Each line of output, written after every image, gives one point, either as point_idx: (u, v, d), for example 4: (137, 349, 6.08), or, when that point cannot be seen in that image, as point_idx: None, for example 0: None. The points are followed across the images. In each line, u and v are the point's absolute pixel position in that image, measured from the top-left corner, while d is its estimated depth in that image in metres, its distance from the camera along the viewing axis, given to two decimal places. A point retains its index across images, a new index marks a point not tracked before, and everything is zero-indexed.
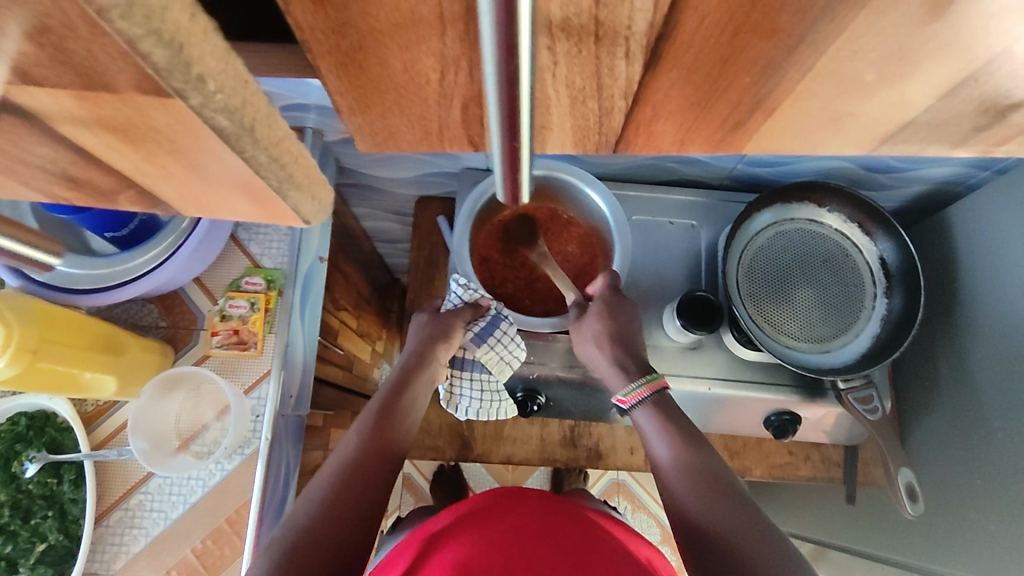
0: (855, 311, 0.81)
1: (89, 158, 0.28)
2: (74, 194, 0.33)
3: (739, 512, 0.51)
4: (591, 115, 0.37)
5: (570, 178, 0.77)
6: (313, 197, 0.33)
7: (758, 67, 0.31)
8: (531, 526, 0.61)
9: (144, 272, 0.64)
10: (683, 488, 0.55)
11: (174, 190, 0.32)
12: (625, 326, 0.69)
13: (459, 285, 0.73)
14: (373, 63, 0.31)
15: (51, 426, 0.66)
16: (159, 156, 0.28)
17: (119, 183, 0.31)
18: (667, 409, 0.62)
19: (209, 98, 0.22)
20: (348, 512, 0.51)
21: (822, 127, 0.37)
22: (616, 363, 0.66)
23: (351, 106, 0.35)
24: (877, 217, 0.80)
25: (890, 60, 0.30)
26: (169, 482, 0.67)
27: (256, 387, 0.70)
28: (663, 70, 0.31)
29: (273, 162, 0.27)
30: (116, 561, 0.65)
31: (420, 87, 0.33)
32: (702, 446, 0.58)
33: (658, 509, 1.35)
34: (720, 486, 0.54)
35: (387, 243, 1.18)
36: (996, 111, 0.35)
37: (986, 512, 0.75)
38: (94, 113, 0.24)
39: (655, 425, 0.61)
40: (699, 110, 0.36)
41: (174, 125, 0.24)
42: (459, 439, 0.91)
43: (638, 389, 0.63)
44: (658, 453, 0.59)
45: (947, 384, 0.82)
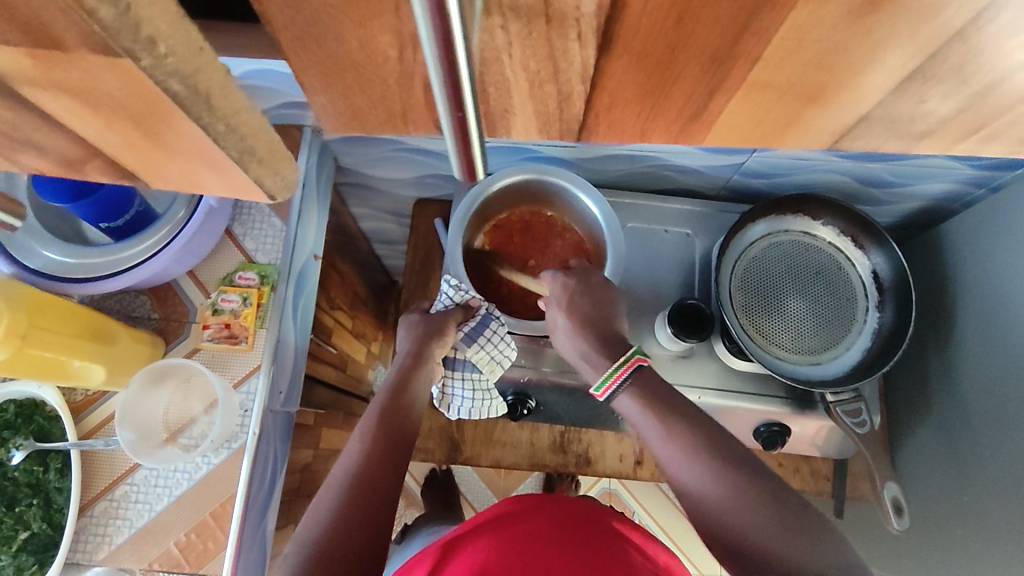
0: (847, 324, 0.81)
1: (51, 121, 0.29)
2: (46, 163, 0.33)
3: (794, 530, 0.48)
4: (550, 101, 0.36)
5: (562, 182, 0.76)
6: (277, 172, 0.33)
7: (708, 54, 0.31)
8: (547, 529, 0.61)
9: (137, 262, 0.65)
10: (732, 517, 0.49)
11: (144, 161, 0.33)
12: (588, 309, 0.65)
13: (450, 286, 0.73)
14: (331, 39, 0.31)
15: (39, 414, 0.67)
16: (121, 123, 0.28)
17: (88, 151, 0.32)
18: (649, 385, 0.57)
19: (160, 60, 0.23)
20: (359, 521, 0.52)
21: (789, 123, 0.38)
22: (583, 352, 0.63)
23: (315, 82, 0.35)
24: (870, 230, 0.80)
25: (835, 51, 0.30)
26: (154, 473, 0.67)
27: (246, 381, 0.71)
28: (613, 57, 0.32)
29: (231, 132, 0.29)
30: (98, 552, 0.65)
31: (379, 66, 0.33)
32: (733, 457, 0.52)
33: (651, 521, 1.34)
34: (768, 506, 0.49)
35: (385, 244, 1.18)
36: (953, 105, 0.36)
37: (972, 524, 0.75)
38: (50, 74, 0.25)
39: (668, 446, 0.53)
40: (651, 101, 0.36)
41: (127, 90, 0.25)
42: (448, 441, 0.91)
43: (616, 372, 0.58)
44: (684, 480, 0.52)
45: (937, 400, 0.82)
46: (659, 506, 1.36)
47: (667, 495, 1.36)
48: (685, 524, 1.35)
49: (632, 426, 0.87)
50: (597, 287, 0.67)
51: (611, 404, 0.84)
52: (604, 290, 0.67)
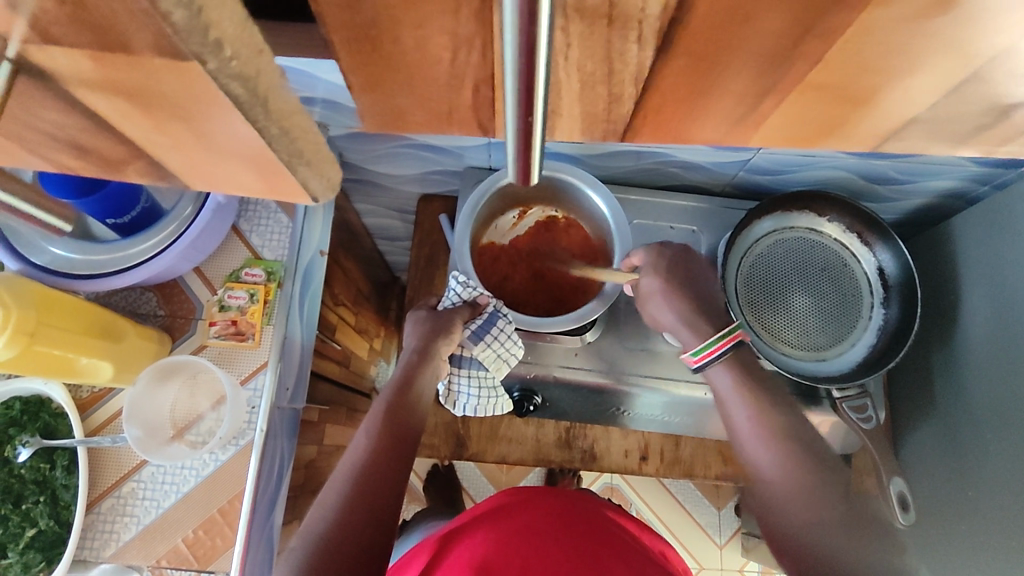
0: (853, 321, 0.82)
1: (99, 124, 0.28)
2: (81, 163, 0.33)
3: (847, 524, 0.51)
4: (599, 102, 0.36)
5: (571, 178, 0.76)
6: (320, 175, 0.33)
7: (766, 55, 0.31)
8: (546, 524, 0.60)
9: (145, 259, 0.65)
10: (792, 497, 0.53)
11: (182, 161, 0.32)
12: (688, 281, 0.66)
13: (458, 283, 0.73)
14: (385, 40, 0.31)
15: (45, 412, 0.66)
16: (169, 124, 0.28)
17: (128, 152, 0.31)
18: (747, 370, 0.62)
19: (224, 64, 0.23)
20: (366, 516, 0.52)
21: (832, 125, 0.37)
22: (682, 318, 0.65)
23: (359, 83, 0.35)
24: (875, 227, 0.80)
25: (891, 53, 0.30)
26: (162, 470, 0.67)
27: (253, 377, 0.70)
28: (670, 58, 0.31)
29: (284, 135, 0.28)
30: (106, 549, 0.65)
31: (429, 67, 0.33)
32: (808, 449, 0.56)
33: (651, 516, 1.35)
34: (828, 496, 0.53)
35: (388, 240, 1.18)
36: (995, 107, 0.36)
37: (979, 521, 0.76)
38: (109, 76, 0.25)
39: (750, 423, 0.58)
40: (699, 101, 0.36)
41: (185, 90, 0.24)
42: (454, 437, 0.91)
43: (711, 347, 0.61)
44: (756, 456, 0.57)
45: (942, 398, 0.82)
46: (660, 501, 1.36)
47: (667, 491, 1.37)
48: (685, 519, 1.36)
49: (633, 419, 0.87)
50: (691, 258, 0.68)
51: (616, 400, 0.84)
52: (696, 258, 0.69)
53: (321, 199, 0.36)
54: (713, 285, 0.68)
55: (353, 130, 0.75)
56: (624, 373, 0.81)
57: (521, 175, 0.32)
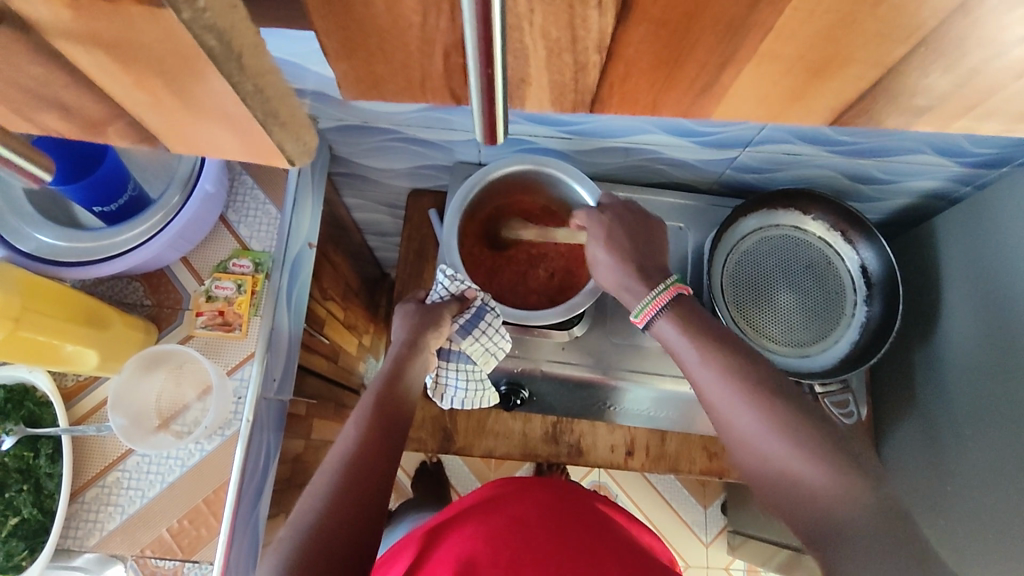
0: (836, 318, 0.83)
1: (84, 83, 0.29)
2: (70, 126, 0.33)
3: (837, 461, 0.46)
4: (567, 71, 0.35)
5: (559, 173, 0.76)
6: (298, 138, 0.33)
7: (722, 23, 0.32)
8: (533, 516, 0.61)
9: (130, 247, 0.65)
10: (774, 452, 0.48)
11: (166, 121, 0.32)
12: (632, 242, 0.62)
13: (445, 277, 0.73)
14: (357, 2, 0.31)
15: (30, 400, 0.66)
16: (148, 80, 0.28)
17: (112, 113, 0.32)
18: (694, 318, 0.56)
19: (198, 14, 0.23)
20: (353, 506, 0.52)
21: (797, 99, 0.38)
22: (620, 281, 0.61)
23: (335, 48, 0.34)
24: (859, 225, 0.82)
25: (841, 21, 0.31)
26: (147, 460, 0.67)
27: (239, 368, 0.70)
28: (632, 25, 0.32)
29: (259, 93, 0.28)
30: (90, 538, 0.65)
31: (402, 33, 0.33)
32: (774, 385, 0.51)
33: (639, 513, 1.36)
34: (809, 433, 0.48)
35: (378, 236, 1.18)
36: (952, 80, 0.36)
37: (960, 512, 0.77)
38: (87, 26, 0.25)
39: (712, 375, 0.52)
40: (665, 72, 0.36)
41: (162, 40, 0.25)
42: (441, 431, 0.91)
43: (648, 306, 0.57)
44: (726, 413, 0.51)
45: (924, 392, 0.83)
46: (647, 498, 1.37)
47: (655, 488, 1.38)
48: (674, 517, 1.36)
49: (621, 415, 0.88)
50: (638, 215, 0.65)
51: (602, 394, 0.85)
52: (645, 217, 0.65)
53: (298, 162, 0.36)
54: (661, 243, 0.64)
55: (341, 120, 0.75)
56: (611, 368, 0.82)
57: (488, 135, 0.34)
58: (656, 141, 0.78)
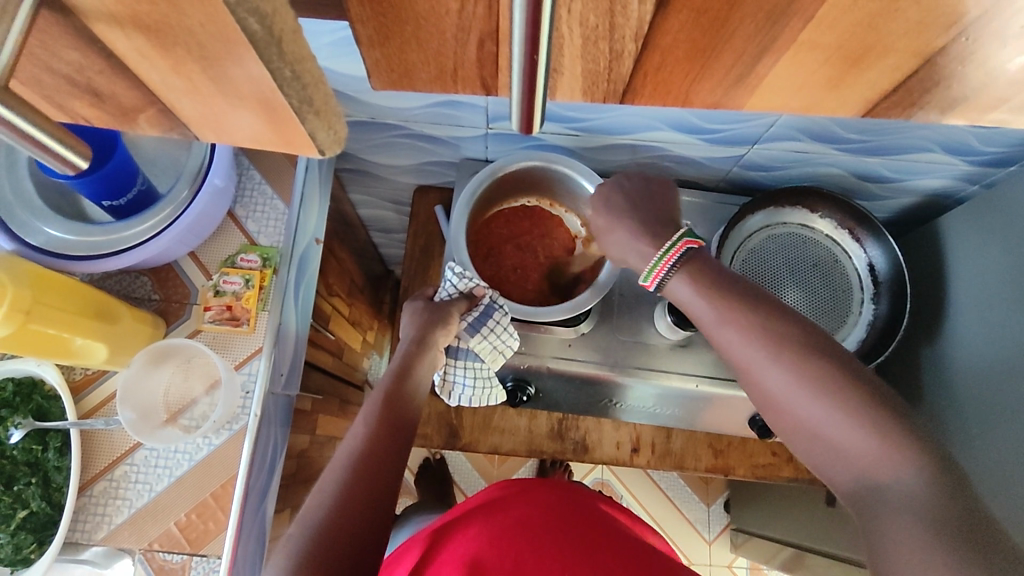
0: (843, 316, 0.83)
1: (118, 65, 0.29)
2: (96, 112, 0.33)
3: (867, 413, 0.45)
4: (602, 59, 0.36)
5: (567, 170, 0.76)
6: (330, 128, 0.31)
7: (765, 10, 0.32)
8: (536, 517, 0.61)
9: (141, 241, 0.65)
10: (807, 411, 0.47)
11: (201, 107, 0.32)
12: (641, 203, 0.61)
13: (454, 274, 0.73)
14: None
15: (38, 393, 0.66)
16: (187, 66, 0.28)
17: (143, 98, 0.32)
18: (713, 278, 0.54)
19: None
20: (362, 503, 0.52)
21: (827, 96, 0.38)
22: (630, 239, 0.59)
23: (371, 37, 0.35)
24: (867, 223, 0.81)
25: (877, 16, 0.31)
26: (155, 454, 0.67)
27: (247, 363, 0.71)
28: (672, 12, 0.32)
29: (296, 80, 0.27)
30: (98, 531, 0.65)
31: (439, 21, 0.33)
32: (806, 339, 0.49)
33: (642, 511, 1.36)
34: (846, 390, 0.46)
35: (383, 232, 1.18)
36: (985, 75, 0.36)
37: None
38: (130, 8, 0.25)
39: (735, 335, 0.51)
40: (703, 61, 0.36)
41: (207, 26, 0.25)
42: (447, 427, 0.91)
43: (658, 265, 0.56)
44: (755, 374, 0.50)
45: (930, 391, 0.83)
46: (649, 496, 1.37)
47: (656, 487, 1.38)
48: (676, 516, 1.36)
49: (624, 411, 0.88)
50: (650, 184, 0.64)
51: (608, 391, 0.85)
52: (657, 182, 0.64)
53: (329, 152, 0.34)
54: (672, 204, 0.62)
55: (350, 116, 0.75)
56: (617, 365, 0.82)
57: (524, 127, 0.34)
58: (665, 138, 0.78)
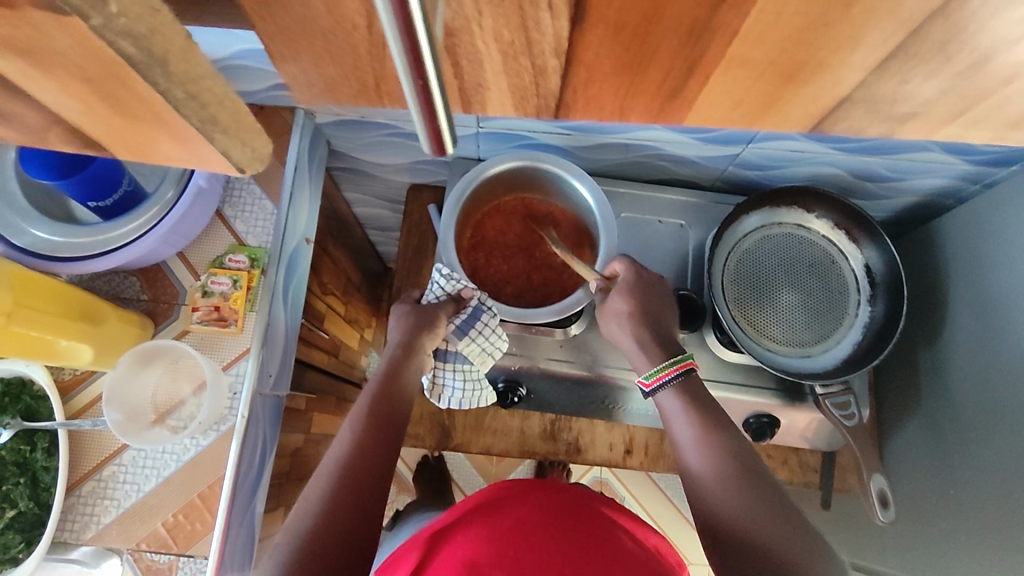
0: (839, 318, 0.81)
1: (10, 89, 0.29)
2: (13, 133, 0.33)
3: (800, 542, 0.49)
4: (526, 74, 0.36)
5: (556, 169, 0.75)
6: (243, 143, 0.36)
7: (684, 27, 0.31)
8: (534, 518, 0.60)
9: (127, 242, 0.65)
10: (732, 510, 0.51)
11: (109, 130, 0.34)
12: (649, 305, 0.66)
13: (442, 276, 0.72)
14: (295, 3, 0.31)
15: (27, 394, 0.66)
16: (75, 87, 0.29)
17: (46, 118, 0.32)
18: (693, 393, 0.60)
19: (111, 20, 0.24)
20: (351, 511, 0.52)
21: (771, 103, 0.38)
22: (639, 340, 0.65)
23: (281, 50, 0.35)
24: (863, 224, 0.80)
25: (811, 26, 0.30)
26: (142, 454, 0.67)
27: (235, 363, 0.70)
28: (588, 27, 0.32)
29: (192, 98, 0.30)
30: (86, 531, 0.66)
31: (349, 34, 0.33)
32: (757, 471, 0.54)
33: (641, 510, 1.35)
34: (781, 516, 0.50)
35: (379, 231, 1.17)
36: (936, 86, 0.36)
37: (959, 518, 0.75)
38: (0, 33, 0.25)
39: (687, 432, 0.57)
40: (629, 77, 0.36)
41: (78, 51, 0.26)
42: (439, 427, 0.91)
43: (662, 371, 0.61)
44: (692, 467, 0.55)
45: (927, 393, 0.82)
46: (650, 494, 1.37)
47: (657, 485, 1.37)
48: (676, 516, 1.36)
49: (626, 415, 0.86)
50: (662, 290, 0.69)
51: (603, 392, 0.84)
52: (666, 292, 0.69)
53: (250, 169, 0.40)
54: (671, 319, 0.68)
55: (338, 116, 0.75)
56: (602, 366, 0.81)
57: (436, 148, 0.34)
58: (657, 137, 0.77)
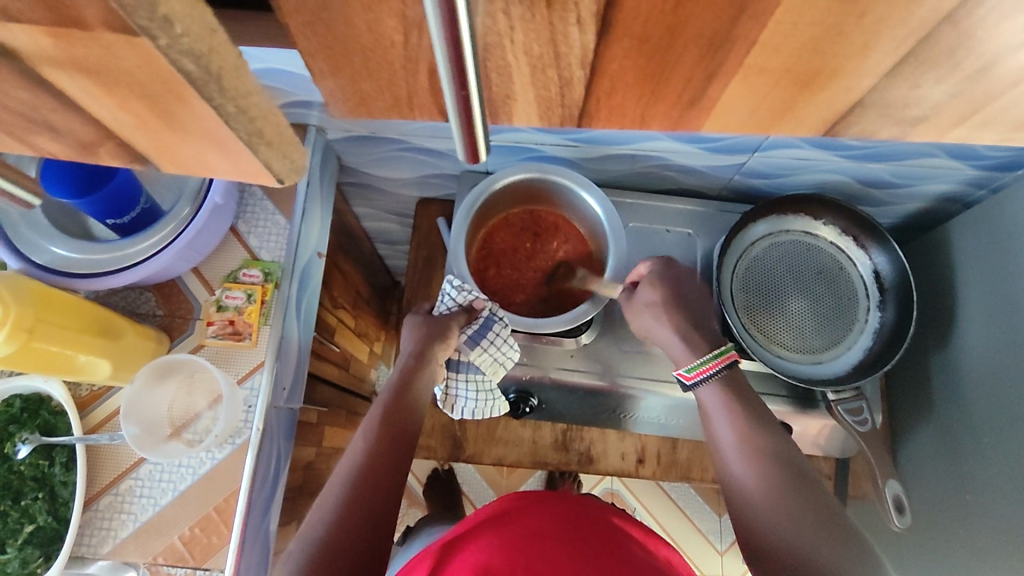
0: (848, 324, 0.82)
1: (67, 102, 0.29)
2: (59, 147, 0.34)
3: (835, 539, 0.49)
4: (551, 85, 0.37)
5: (565, 181, 0.76)
6: (284, 157, 0.35)
7: (705, 37, 0.32)
8: (546, 528, 0.59)
9: (144, 258, 0.66)
10: (770, 509, 0.51)
11: (154, 142, 0.33)
12: (682, 296, 0.68)
13: (453, 287, 0.72)
14: (337, 23, 0.32)
15: (45, 409, 0.67)
16: (133, 103, 0.29)
17: (99, 133, 0.32)
18: (740, 394, 0.60)
19: (175, 41, 0.24)
20: (361, 518, 0.52)
21: (781, 111, 0.39)
22: (677, 330, 0.66)
23: (323, 69, 0.37)
24: (871, 231, 0.81)
25: (825, 34, 0.31)
26: (159, 469, 0.68)
27: (249, 377, 0.71)
28: (612, 39, 0.33)
29: (241, 114, 0.30)
30: (103, 545, 0.66)
31: (386, 50, 0.34)
32: (797, 470, 0.54)
33: (650, 521, 1.34)
34: (817, 514, 0.50)
35: (387, 243, 1.19)
36: (945, 90, 0.36)
37: (977, 524, 0.74)
38: (69, 52, 0.25)
39: (729, 431, 0.57)
40: (651, 87, 0.37)
41: (141, 67, 0.26)
42: (451, 438, 0.91)
43: (704, 365, 0.62)
44: (731, 465, 0.56)
45: (941, 399, 0.82)
46: (660, 506, 1.36)
47: (667, 495, 1.36)
48: (687, 526, 1.35)
49: (635, 424, 0.87)
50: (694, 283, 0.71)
51: (613, 402, 0.84)
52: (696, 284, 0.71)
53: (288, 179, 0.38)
54: (707, 307, 0.70)
55: (348, 132, 0.77)
56: (620, 375, 0.81)
57: (469, 156, 0.34)
58: (665, 148, 0.78)
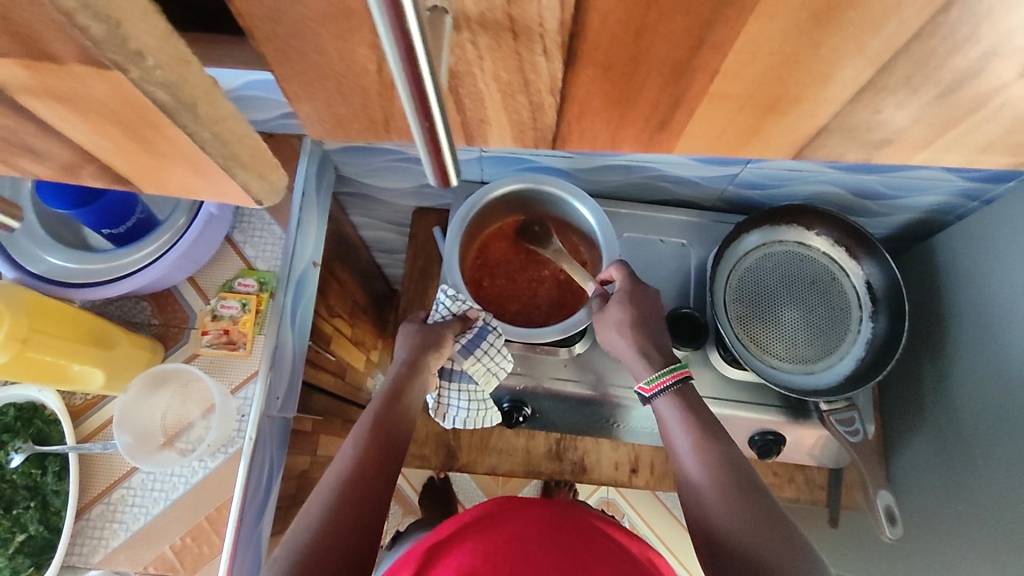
0: (841, 334, 0.82)
1: (43, 127, 0.32)
2: (42, 168, 0.37)
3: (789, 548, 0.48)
4: (522, 109, 0.46)
5: (558, 191, 0.77)
6: (258, 176, 0.39)
7: (669, 64, 0.39)
8: (533, 532, 0.59)
9: (139, 268, 0.66)
10: (724, 520, 0.51)
11: (131, 162, 0.37)
12: (648, 313, 0.68)
13: (448, 297, 0.73)
14: (313, 50, 0.39)
15: (39, 418, 0.67)
16: (107, 126, 0.32)
17: (78, 155, 0.36)
18: (693, 406, 0.61)
19: (147, 72, 0.28)
20: (348, 526, 0.52)
21: None
22: (638, 347, 0.65)
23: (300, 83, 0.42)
24: (862, 241, 0.81)
25: None
26: (152, 477, 0.68)
27: (243, 386, 0.71)
28: (581, 65, 0.40)
29: (216, 139, 0.34)
30: (94, 555, 0.66)
31: (360, 74, 0.41)
32: (750, 481, 0.54)
33: (647, 530, 1.34)
34: (771, 523, 0.50)
35: (385, 253, 1.19)
36: None
37: (967, 533, 0.74)
38: (43, 82, 0.28)
39: (687, 441, 0.58)
40: None
41: (112, 95, 0.29)
42: (444, 448, 0.91)
43: (662, 377, 0.62)
44: (688, 478, 0.56)
45: (933, 409, 0.82)
46: (657, 516, 1.35)
47: (665, 505, 1.36)
48: (685, 537, 1.34)
49: (627, 433, 0.86)
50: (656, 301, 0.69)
51: (607, 412, 0.84)
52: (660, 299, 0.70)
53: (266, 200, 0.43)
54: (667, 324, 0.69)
55: (345, 144, 0.78)
56: (613, 385, 0.82)
57: (441, 179, 0.37)
58: (659, 160, 0.79)
